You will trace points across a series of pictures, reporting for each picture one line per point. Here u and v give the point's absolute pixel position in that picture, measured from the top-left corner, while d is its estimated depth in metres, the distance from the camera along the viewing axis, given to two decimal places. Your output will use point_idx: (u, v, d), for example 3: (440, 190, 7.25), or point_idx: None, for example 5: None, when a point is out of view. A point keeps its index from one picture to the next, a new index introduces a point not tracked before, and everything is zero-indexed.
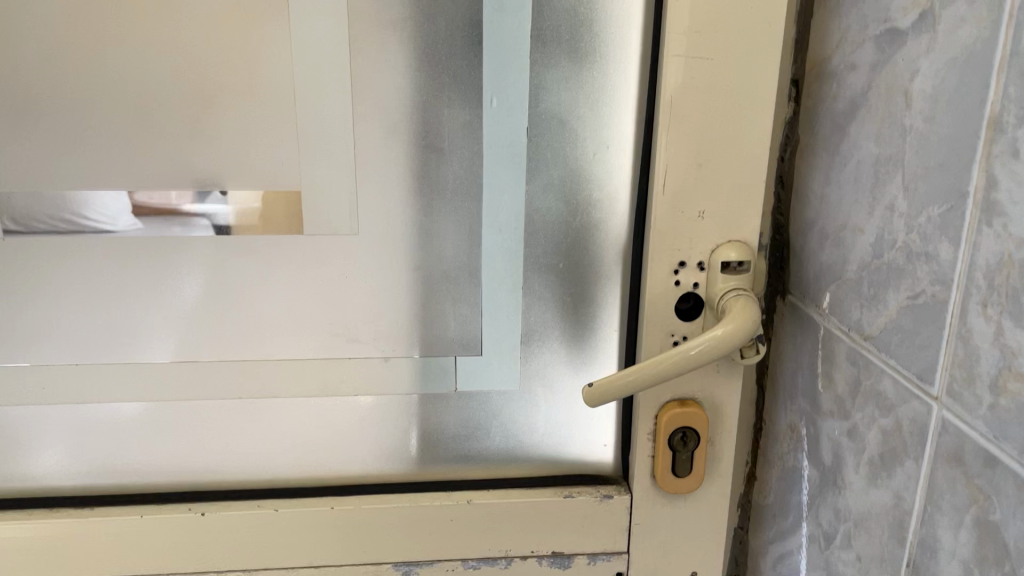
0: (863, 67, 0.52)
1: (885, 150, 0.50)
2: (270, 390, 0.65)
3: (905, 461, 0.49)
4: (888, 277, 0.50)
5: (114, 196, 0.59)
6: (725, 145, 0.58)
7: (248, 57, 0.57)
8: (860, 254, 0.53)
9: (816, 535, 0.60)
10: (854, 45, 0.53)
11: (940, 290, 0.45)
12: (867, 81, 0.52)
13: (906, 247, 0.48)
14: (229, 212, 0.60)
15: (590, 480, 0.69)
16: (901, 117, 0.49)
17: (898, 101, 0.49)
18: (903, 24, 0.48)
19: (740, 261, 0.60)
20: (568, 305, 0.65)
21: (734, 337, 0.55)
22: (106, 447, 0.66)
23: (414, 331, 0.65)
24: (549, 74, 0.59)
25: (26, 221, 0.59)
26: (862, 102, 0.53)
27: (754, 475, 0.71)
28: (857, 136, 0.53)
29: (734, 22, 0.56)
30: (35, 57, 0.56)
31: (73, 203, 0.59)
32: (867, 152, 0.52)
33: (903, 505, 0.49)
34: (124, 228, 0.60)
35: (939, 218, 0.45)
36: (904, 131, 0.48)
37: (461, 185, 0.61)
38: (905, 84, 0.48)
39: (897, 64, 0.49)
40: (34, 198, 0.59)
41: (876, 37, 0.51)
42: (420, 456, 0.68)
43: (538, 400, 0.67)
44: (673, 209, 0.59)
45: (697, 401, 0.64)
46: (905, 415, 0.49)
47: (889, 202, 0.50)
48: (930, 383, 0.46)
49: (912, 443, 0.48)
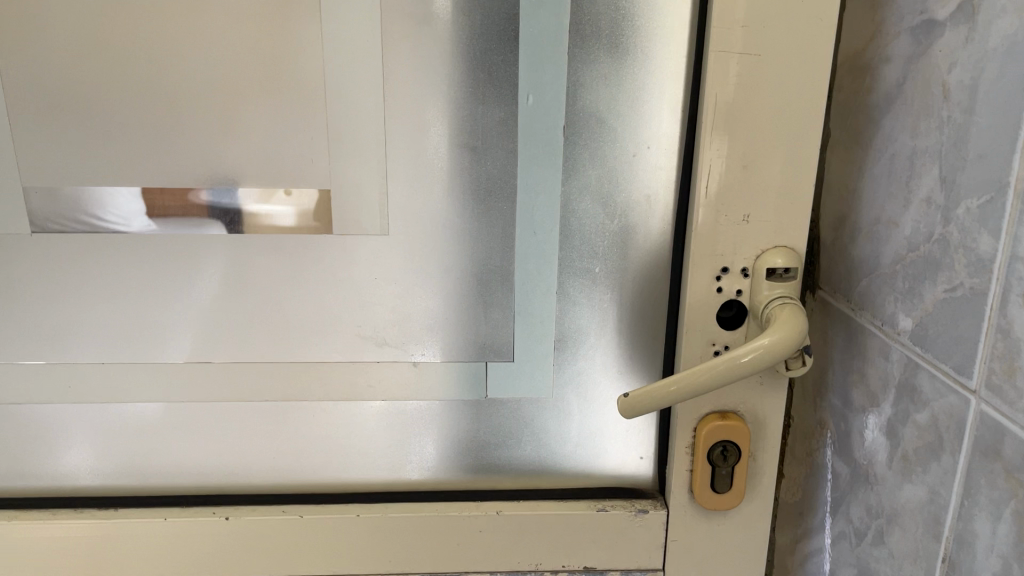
0: (898, 60, 0.50)
1: (920, 143, 0.48)
2: (295, 394, 0.63)
3: (941, 455, 0.46)
4: (923, 270, 0.47)
5: (129, 195, 0.58)
6: (773, 146, 0.55)
7: (279, 55, 0.55)
8: (895, 247, 0.50)
9: (845, 532, 0.57)
10: (889, 38, 0.51)
11: (978, 282, 0.42)
12: (902, 74, 0.49)
13: (943, 238, 0.45)
14: (292, 213, 0.59)
15: (623, 493, 0.67)
16: (938, 110, 0.46)
17: (935, 94, 0.46)
18: (940, 15, 0.45)
19: (787, 269, 0.57)
20: (606, 312, 0.62)
21: (782, 348, 0.52)
22: (129, 448, 0.65)
23: (445, 336, 0.63)
24: (588, 70, 0.57)
25: (38, 221, 0.59)
26: (896, 95, 0.50)
27: (781, 474, 0.68)
28: (892, 130, 0.50)
29: (783, 18, 0.53)
30: (61, 56, 0.55)
31: (88, 203, 0.58)
32: (901, 145, 0.50)
33: (938, 500, 0.46)
34: (137, 229, 0.59)
35: (978, 210, 0.42)
36: (941, 123, 0.45)
37: (496, 185, 0.59)
38: (942, 76, 0.45)
39: (934, 56, 0.46)
40: (50, 198, 0.58)
41: (911, 29, 0.48)
42: (451, 464, 0.66)
43: (571, 409, 0.65)
44: (715, 212, 0.57)
45: (739, 414, 0.61)
46: (941, 409, 0.46)
47: (925, 195, 0.47)
48: (968, 377, 0.43)
49: (949, 437, 0.45)
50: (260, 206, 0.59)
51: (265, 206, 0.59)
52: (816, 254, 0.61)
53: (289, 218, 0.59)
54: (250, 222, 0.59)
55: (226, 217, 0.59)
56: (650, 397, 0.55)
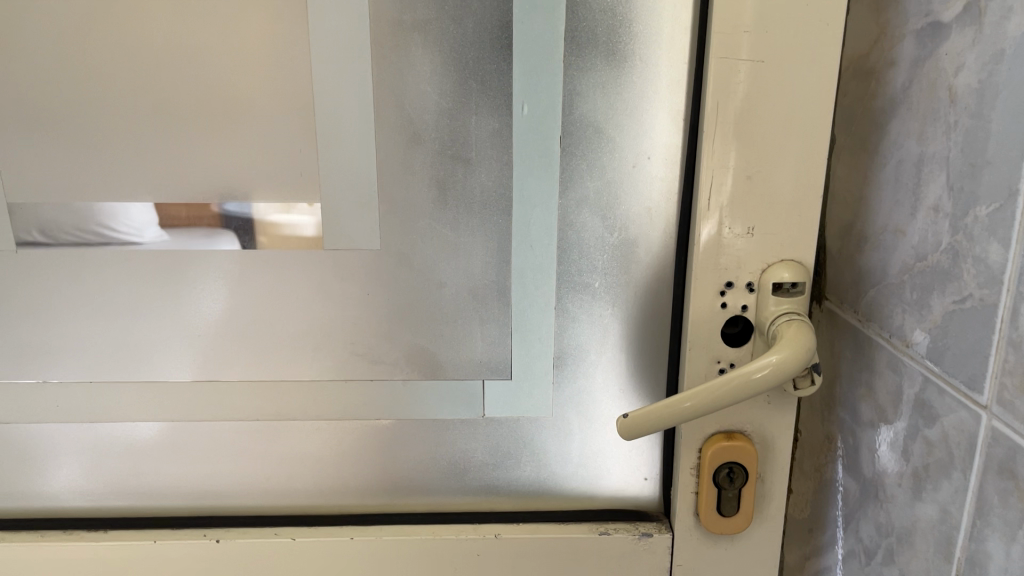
0: (903, 63, 0.47)
1: (927, 148, 0.45)
2: (287, 412, 0.62)
3: (952, 473, 0.43)
4: (932, 281, 0.45)
5: (143, 207, 0.57)
6: (778, 155, 0.53)
7: (266, 65, 0.54)
8: (902, 256, 0.48)
9: (855, 551, 0.54)
10: (894, 41, 0.48)
11: (988, 293, 0.40)
12: (908, 79, 0.47)
13: (952, 247, 0.43)
14: (312, 224, 0.57)
15: (627, 516, 0.64)
16: (945, 114, 0.43)
17: (942, 97, 0.44)
18: (946, 17, 0.43)
19: (794, 283, 0.54)
20: (606, 327, 0.60)
21: (790, 365, 0.50)
22: (121, 466, 0.64)
23: (440, 354, 0.61)
24: (584, 79, 0.55)
25: (54, 233, 0.58)
26: (901, 99, 0.48)
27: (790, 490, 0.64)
28: (898, 135, 0.48)
29: (788, 22, 0.50)
30: (45, 69, 0.54)
31: (100, 214, 0.57)
32: (908, 150, 0.47)
33: (950, 519, 0.43)
34: (150, 242, 0.57)
35: (987, 218, 0.40)
36: (948, 128, 0.43)
37: (491, 197, 0.57)
38: (949, 80, 0.43)
39: (941, 59, 0.44)
40: (62, 210, 0.57)
41: (916, 32, 0.46)
42: (450, 485, 0.64)
43: (571, 428, 0.63)
44: (717, 223, 0.55)
45: (745, 434, 0.59)
46: (951, 425, 0.43)
47: (933, 202, 0.45)
48: (979, 391, 0.41)
49: (960, 454, 0.42)
50: (283, 216, 0.57)
51: (287, 217, 0.57)
52: (822, 264, 0.59)
53: (308, 229, 0.58)
54: (267, 233, 0.57)
55: (242, 229, 0.57)
56: (665, 413, 0.52)
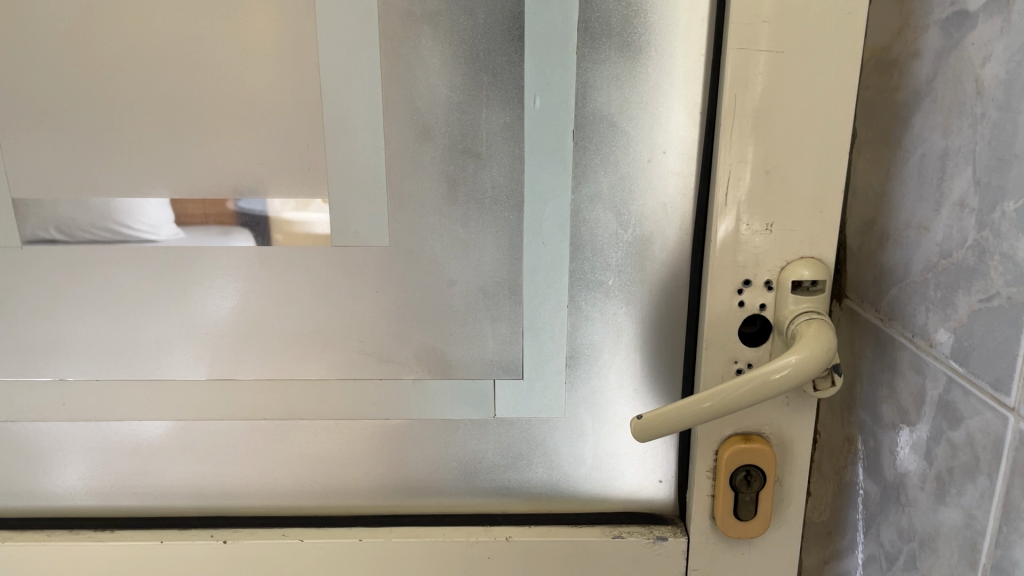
0: (927, 54, 0.46)
1: (952, 141, 0.44)
2: (295, 411, 0.61)
3: (977, 477, 0.42)
4: (957, 278, 0.43)
5: (159, 204, 0.56)
6: (798, 150, 0.51)
7: (274, 58, 0.53)
8: (926, 253, 0.46)
9: (875, 555, 0.52)
10: (918, 31, 0.47)
11: (1017, 292, 0.38)
12: (932, 70, 0.45)
13: (978, 244, 0.41)
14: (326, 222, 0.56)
15: (641, 519, 0.63)
16: (971, 106, 0.42)
17: (968, 89, 0.42)
18: (972, 6, 0.41)
19: (813, 281, 0.53)
20: (619, 327, 0.59)
21: (810, 365, 0.48)
22: (132, 465, 0.63)
23: (450, 353, 0.59)
24: (597, 71, 0.53)
25: (71, 231, 0.57)
26: (926, 92, 0.46)
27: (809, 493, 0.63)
28: (922, 129, 0.46)
29: (810, 12, 0.49)
30: (51, 63, 0.53)
31: (115, 212, 0.56)
32: (932, 144, 0.45)
33: (975, 524, 0.42)
34: (166, 240, 0.57)
35: (1016, 213, 0.38)
36: (975, 120, 0.41)
37: (502, 192, 0.56)
38: (975, 71, 0.41)
39: (967, 49, 0.42)
40: (78, 208, 0.56)
41: (941, 22, 0.44)
42: (461, 486, 0.63)
43: (585, 429, 0.61)
44: (735, 220, 0.53)
45: (763, 436, 0.57)
46: (977, 428, 0.42)
47: (958, 197, 0.43)
48: (1006, 393, 0.39)
49: (985, 457, 0.41)
50: (297, 214, 0.56)
51: (301, 215, 0.56)
52: (842, 261, 0.57)
53: (321, 227, 0.57)
54: (283, 231, 0.57)
55: (258, 227, 0.56)
56: (683, 416, 0.51)
